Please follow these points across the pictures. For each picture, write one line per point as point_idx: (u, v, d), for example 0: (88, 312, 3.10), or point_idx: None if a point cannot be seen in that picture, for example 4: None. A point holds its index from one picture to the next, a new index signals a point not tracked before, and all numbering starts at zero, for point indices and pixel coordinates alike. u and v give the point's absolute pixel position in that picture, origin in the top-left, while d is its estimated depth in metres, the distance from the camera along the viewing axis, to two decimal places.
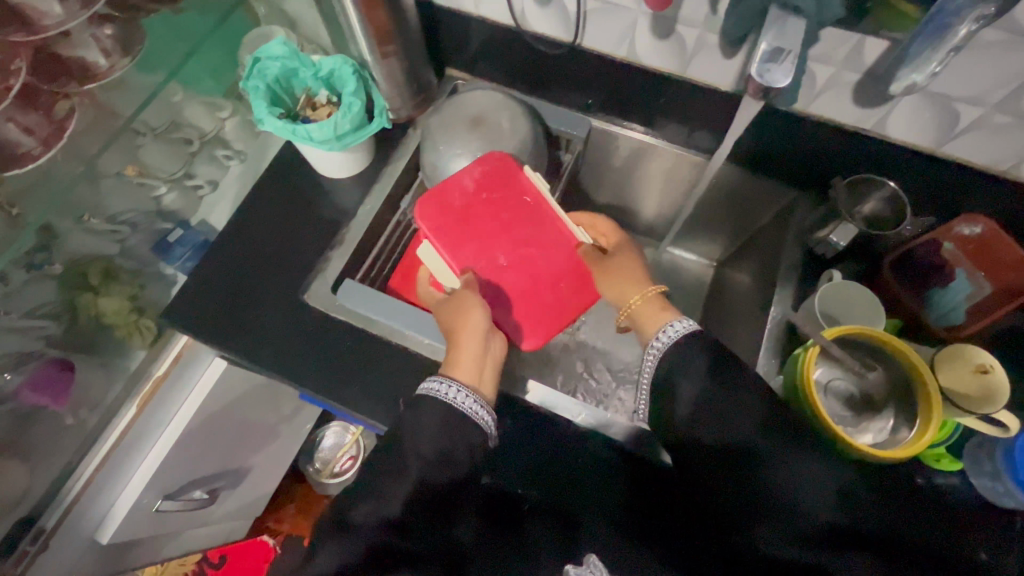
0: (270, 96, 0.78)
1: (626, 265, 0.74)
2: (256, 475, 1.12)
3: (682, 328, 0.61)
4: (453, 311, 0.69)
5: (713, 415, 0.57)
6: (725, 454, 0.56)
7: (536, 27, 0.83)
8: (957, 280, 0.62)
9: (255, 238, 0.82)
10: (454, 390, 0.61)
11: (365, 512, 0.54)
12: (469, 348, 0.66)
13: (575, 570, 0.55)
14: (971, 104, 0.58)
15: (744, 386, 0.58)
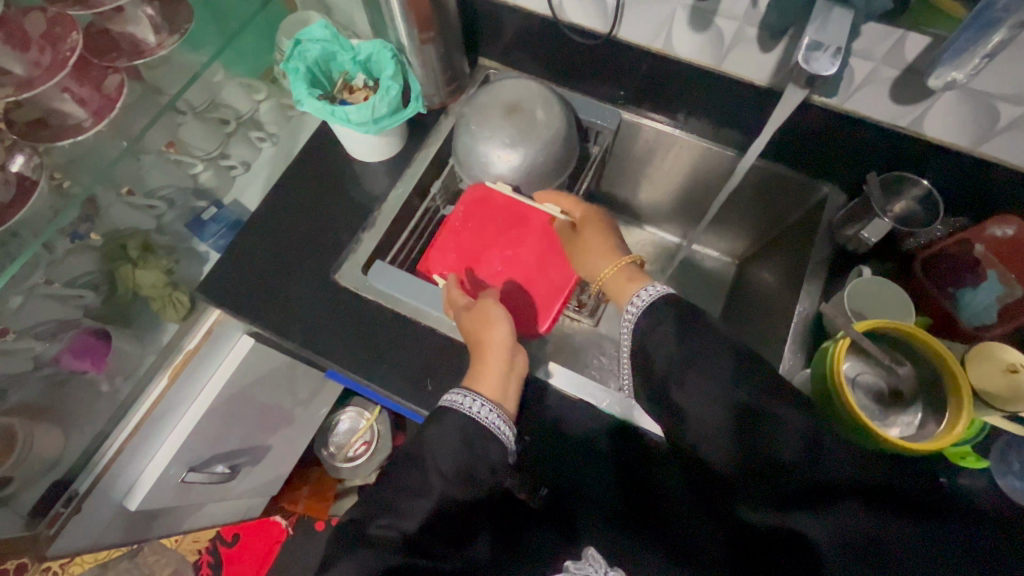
0: (310, 79, 0.76)
1: (596, 237, 0.72)
2: (257, 455, 1.11)
3: (650, 294, 0.60)
4: (476, 322, 0.66)
5: (685, 375, 0.54)
6: (700, 417, 0.53)
7: (573, 17, 0.78)
8: (986, 282, 0.67)
9: (284, 218, 0.82)
10: (474, 402, 0.59)
11: (380, 524, 0.51)
12: (493, 362, 0.63)
13: (575, 565, 0.54)
14: (1011, 102, 0.59)
15: (709, 342, 0.55)
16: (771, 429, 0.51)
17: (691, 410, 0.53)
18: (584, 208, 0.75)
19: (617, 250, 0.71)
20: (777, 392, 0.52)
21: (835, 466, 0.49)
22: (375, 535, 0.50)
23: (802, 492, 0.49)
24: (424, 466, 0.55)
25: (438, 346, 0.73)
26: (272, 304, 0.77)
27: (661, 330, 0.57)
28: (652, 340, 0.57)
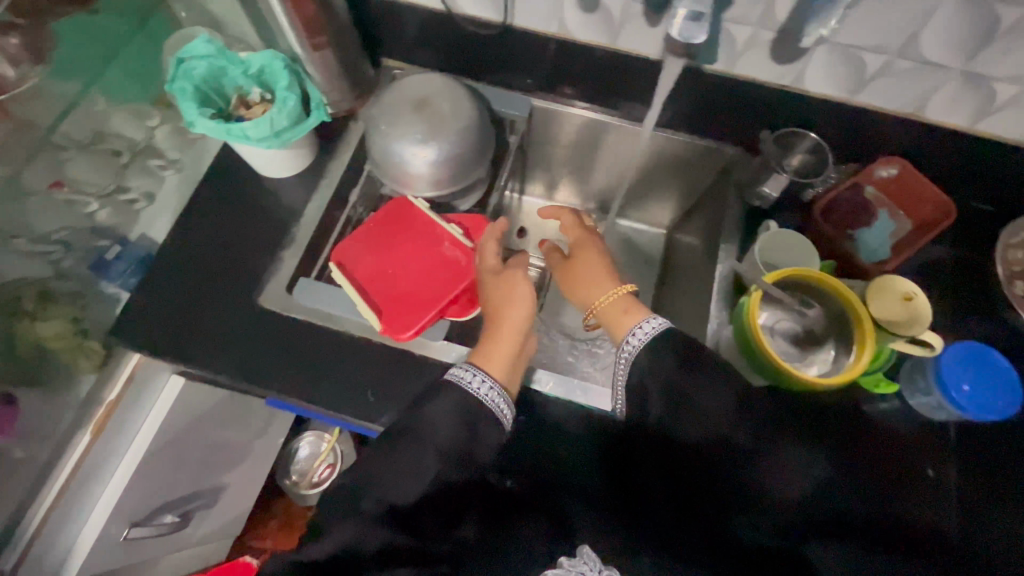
0: (201, 98, 0.73)
1: (592, 263, 0.70)
2: (223, 475, 1.07)
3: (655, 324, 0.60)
4: (495, 289, 0.66)
5: (696, 406, 0.55)
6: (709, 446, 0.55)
7: (467, 10, 0.78)
8: (879, 220, 0.72)
9: (196, 247, 0.78)
10: (483, 384, 0.58)
11: (375, 501, 0.51)
12: (504, 346, 0.62)
13: (568, 562, 0.48)
14: (875, 53, 0.63)
15: (718, 379, 0.56)
16: (772, 467, 0.53)
17: (703, 441, 0.55)
18: (579, 233, 0.73)
19: (615, 279, 0.68)
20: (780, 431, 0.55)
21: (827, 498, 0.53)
22: (369, 511, 0.50)
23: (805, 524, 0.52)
24: (425, 443, 0.54)
25: (377, 356, 0.72)
26: (196, 338, 0.73)
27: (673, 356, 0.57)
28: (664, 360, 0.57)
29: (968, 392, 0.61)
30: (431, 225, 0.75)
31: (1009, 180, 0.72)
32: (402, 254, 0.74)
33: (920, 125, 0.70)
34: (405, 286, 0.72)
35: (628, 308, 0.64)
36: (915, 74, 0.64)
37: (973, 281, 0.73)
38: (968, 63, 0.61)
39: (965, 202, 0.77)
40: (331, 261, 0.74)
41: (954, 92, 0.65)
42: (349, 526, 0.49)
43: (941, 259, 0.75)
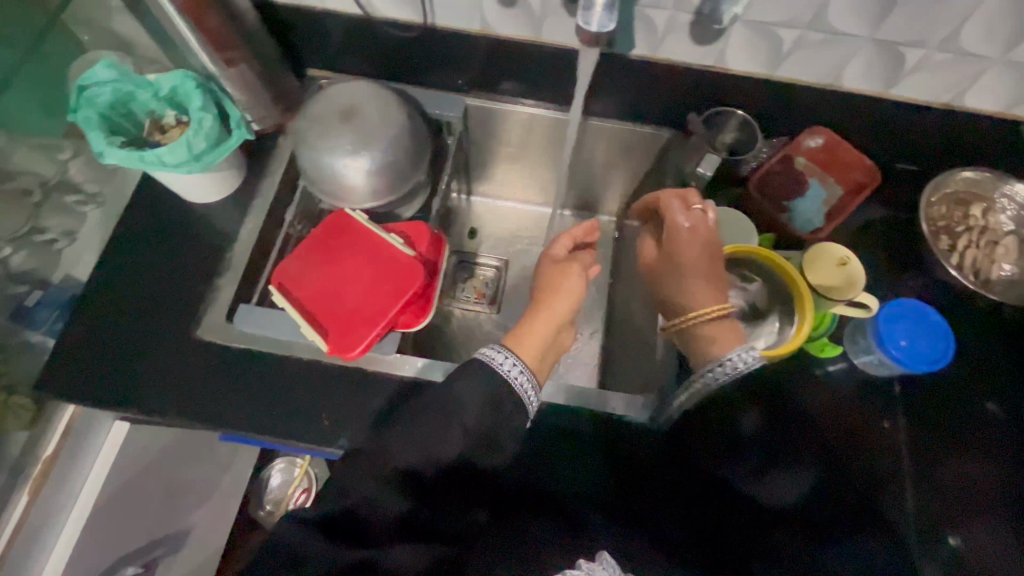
0: (110, 126, 0.69)
1: (686, 276, 0.66)
2: (205, 493, 1.01)
3: (743, 360, 0.59)
4: (552, 273, 0.67)
5: (771, 471, 0.60)
6: (769, 510, 0.58)
7: (385, 13, 0.76)
8: (812, 189, 0.74)
9: (123, 284, 0.74)
10: (511, 365, 0.55)
11: (394, 467, 0.51)
12: (538, 331, 0.61)
13: (588, 565, 0.48)
14: (788, 27, 0.65)
15: (798, 439, 0.64)
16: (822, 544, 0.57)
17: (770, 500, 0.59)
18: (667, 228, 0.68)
19: (715, 293, 0.64)
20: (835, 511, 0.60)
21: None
22: (389, 477, 0.51)
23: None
24: (450, 418, 0.52)
25: (329, 376, 0.69)
26: (132, 378, 0.69)
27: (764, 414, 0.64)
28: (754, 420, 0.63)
29: (906, 347, 0.63)
30: (371, 237, 0.73)
31: (926, 139, 0.76)
32: (345, 268, 0.72)
33: (839, 94, 0.72)
34: (350, 302, 0.69)
35: (715, 337, 0.63)
36: (829, 46, 0.66)
37: (903, 239, 0.76)
38: (876, 31, 0.63)
39: (890, 164, 0.80)
40: (272, 283, 0.71)
41: (867, 60, 0.67)
42: (365, 496, 0.50)
43: (873, 221, 0.78)
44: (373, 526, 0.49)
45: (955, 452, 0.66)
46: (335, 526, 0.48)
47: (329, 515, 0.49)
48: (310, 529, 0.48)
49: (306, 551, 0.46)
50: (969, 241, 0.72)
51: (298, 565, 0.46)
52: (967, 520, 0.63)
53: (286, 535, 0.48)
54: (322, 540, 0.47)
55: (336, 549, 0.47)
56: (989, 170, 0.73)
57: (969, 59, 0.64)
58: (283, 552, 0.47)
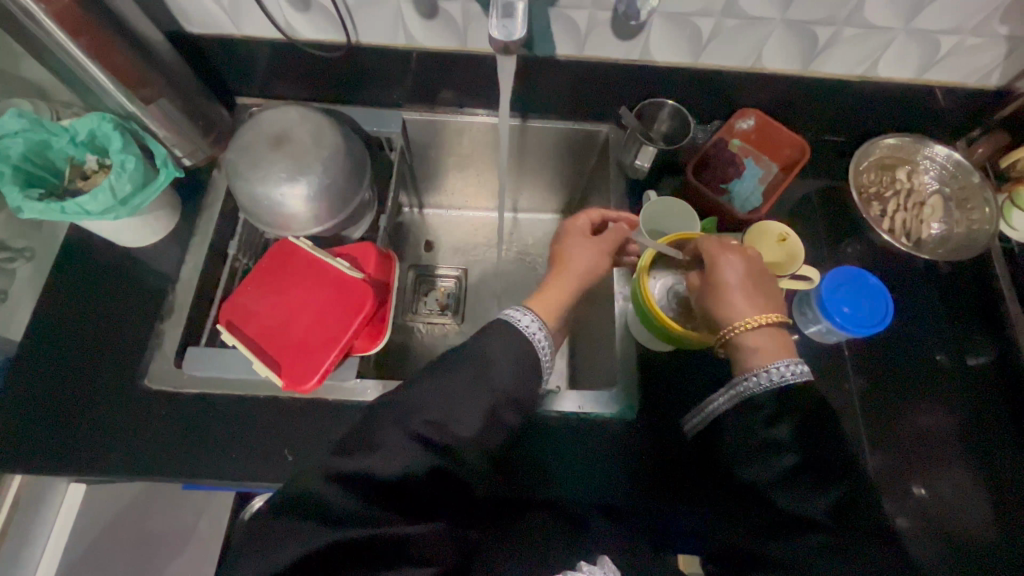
0: (25, 179, 0.65)
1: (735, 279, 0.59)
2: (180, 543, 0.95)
3: (789, 373, 0.52)
4: (571, 248, 0.66)
5: (793, 487, 0.48)
6: (784, 529, 0.47)
7: (307, 36, 0.75)
8: (748, 169, 0.76)
9: (59, 341, 0.70)
10: (535, 325, 0.56)
11: (423, 421, 0.48)
12: (554, 290, 0.62)
13: (588, 567, 0.43)
14: (704, 16, 0.66)
15: (832, 450, 0.49)
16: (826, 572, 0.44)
17: (784, 518, 0.48)
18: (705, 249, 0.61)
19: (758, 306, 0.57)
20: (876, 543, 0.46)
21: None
22: (422, 435, 0.48)
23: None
24: (479, 376, 0.51)
25: (289, 411, 0.67)
26: (78, 440, 0.65)
27: (791, 422, 0.51)
28: (776, 428, 0.51)
29: (849, 313, 0.66)
30: (319, 265, 0.71)
31: (849, 110, 0.79)
32: (294, 299, 0.70)
33: (763, 75, 0.74)
34: (301, 332, 0.68)
35: (760, 348, 0.55)
36: (746, 30, 0.68)
37: (837, 208, 0.79)
38: (786, 13, 0.65)
39: (819, 138, 0.83)
40: (220, 322, 0.69)
41: (782, 41, 0.69)
42: (399, 459, 0.46)
43: (809, 193, 0.80)
44: (404, 487, 0.46)
45: (910, 406, 0.69)
46: (367, 483, 0.45)
47: (357, 471, 0.45)
48: (339, 487, 0.44)
49: (337, 508, 0.43)
50: (899, 205, 0.75)
51: (323, 522, 0.42)
52: (931, 471, 0.66)
53: (309, 491, 0.44)
54: (352, 497, 0.44)
55: (365, 509, 0.44)
56: (908, 134, 0.76)
57: (878, 31, 0.67)
58: (309, 508, 0.43)
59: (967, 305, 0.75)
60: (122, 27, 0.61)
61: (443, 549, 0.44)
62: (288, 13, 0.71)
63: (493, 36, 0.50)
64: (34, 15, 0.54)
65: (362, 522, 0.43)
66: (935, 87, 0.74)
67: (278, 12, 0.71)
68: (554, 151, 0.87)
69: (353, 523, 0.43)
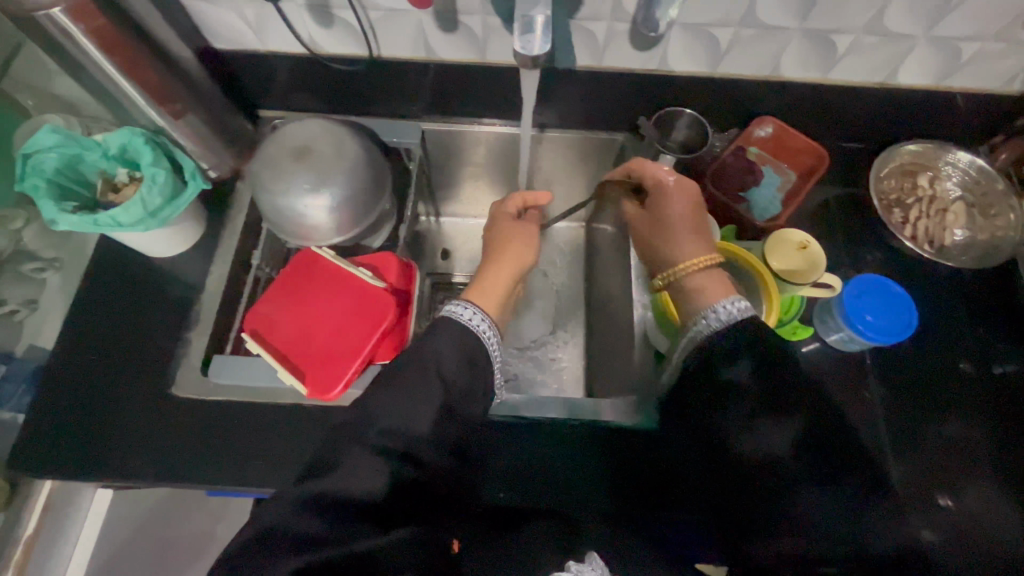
0: (59, 192, 0.67)
1: (681, 228, 0.65)
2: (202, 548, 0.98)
3: (730, 312, 0.56)
4: (502, 231, 0.72)
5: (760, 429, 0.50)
6: (760, 472, 0.49)
7: (330, 50, 0.76)
8: (766, 177, 0.76)
9: (89, 349, 0.72)
10: (472, 313, 0.59)
11: (379, 433, 0.50)
12: (496, 285, 0.66)
13: (577, 567, 0.44)
14: (722, 27, 0.67)
15: (789, 383, 0.51)
16: (803, 503, 0.48)
17: (754, 463, 0.50)
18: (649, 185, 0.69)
19: (698, 244, 0.64)
20: (842, 460, 0.49)
21: (858, 541, 0.47)
22: (378, 445, 0.49)
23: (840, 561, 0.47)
24: (428, 370, 0.53)
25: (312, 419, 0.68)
26: (107, 447, 0.67)
27: (752, 362, 0.52)
28: (736, 369, 0.52)
29: (871, 321, 0.65)
30: (340, 272, 0.72)
31: (868, 117, 0.78)
32: (316, 308, 0.71)
33: (781, 83, 0.74)
34: (323, 341, 0.69)
35: (701, 287, 0.60)
36: (764, 39, 0.68)
37: (857, 214, 0.79)
38: (805, 22, 0.65)
39: (837, 145, 0.82)
40: (245, 331, 0.70)
41: (800, 50, 0.69)
42: (359, 477, 0.47)
43: (828, 200, 0.80)
44: (364, 504, 0.46)
45: (934, 416, 0.68)
46: (324, 503, 0.45)
47: (311, 494, 0.45)
48: (300, 513, 0.44)
49: (296, 534, 0.43)
50: (921, 211, 0.74)
51: (298, 547, 0.42)
52: (957, 482, 0.65)
53: (273, 522, 0.44)
54: (312, 520, 0.44)
55: (326, 531, 0.43)
56: (930, 141, 0.76)
57: (897, 39, 0.67)
58: (274, 540, 0.43)
59: (991, 313, 0.74)
60: (154, 44, 0.63)
61: (407, 547, 0.44)
62: (312, 29, 0.72)
63: (515, 51, 0.53)
64: (73, 36, 0.56)
65: (323, 543, 0.43)
66: (957, 93, 0.74)
67: (303, 28, 0.72)
68: (570, 160, 0.87)
69: (313, 548, 0.42)
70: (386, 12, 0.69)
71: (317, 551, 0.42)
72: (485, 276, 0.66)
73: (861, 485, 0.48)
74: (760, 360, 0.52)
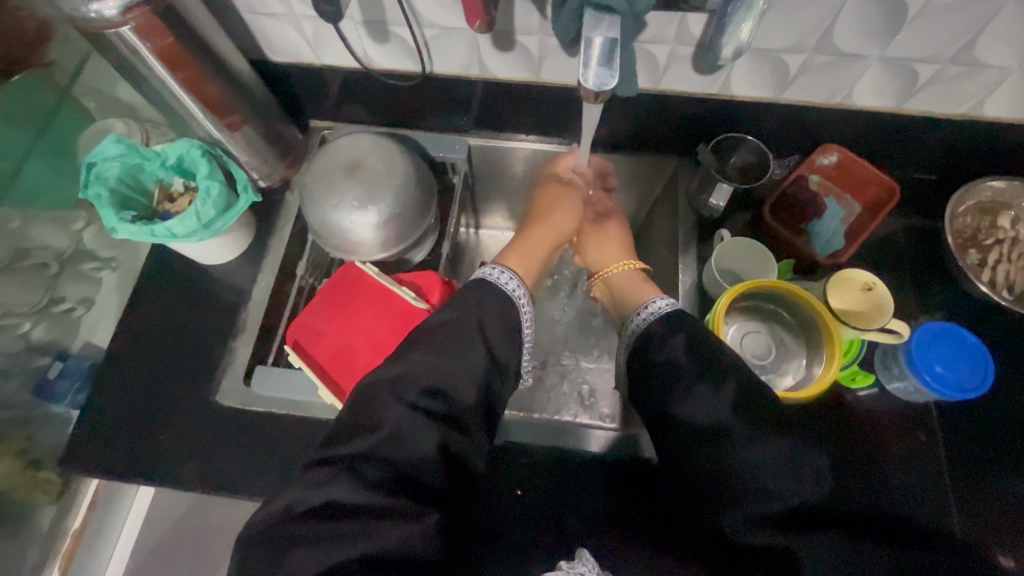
0: (120, 200, 0.69)
1: (606, 243, 0.80)
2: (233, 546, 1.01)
3: (665, 304, 0.63)
4: (547, 201, 0.79)
5: (699, 397, 0.54)
6: (705, 438, 0.52)
7: (382, 65, 0.76)
8: (829, 209, 0.72)
9: (139, 351, 0.74)
10: (511, 280, 0.65)
11: (419, 392, 0.54)
12: (531, 253, 0.75)
13: (568, 564, 0.46)
14: (793, 52, 0.63)
15: (722, 354, 0.56)
16: (751, 459, 0.50)
17: (699, 429, 0.53)
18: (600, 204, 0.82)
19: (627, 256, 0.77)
20: (776, 413, 0.53)
21: (803, 489, 0.49)
22: (420, 404, 0.53)
23: (791, 509, 0.49)
24: (474, 337, 0.57)
25: None
26: (154, 450, 0.68)
27: (685, 341, 0.58)
28: (670, 349, 0.58)
29: (940, 373, 0.61)
30: (379, 287, 0.73)
31: (945, 149, 0.73)
32: (357, 322, 0.71)
33: (852, 112, 0.70)
34: (362, 360, 0.69)
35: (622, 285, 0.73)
36: (837, 66, 0.64)
37: (925, 252, 0.74)
38: (886, 50, 0.61)
39: (908, 176, 0.77)
40: (287, 342, 0.71)
41: (877, 78, 0.65)
42: (406, 444, 0.51)
43: (894, 235, 0.75)
44: (406, 474, 0.50)
45: (996, 471, 0.63)
46: (370, 471, 0.49)
47: (352, 458, 0.50)
48: (346, 480, 0.48)
49: (349, 505, 0.46)
50: (1001, 255, 0.69)
51: (332, 512, 0.46)
52: (1016, 540, 0.60)
53: (324, 493, 0.47)
54: (357, 489, 0.47)
55: (374, 500, 0.47)
56: (1016, 178, 0.70)
57: (988, 70, 0.62)
58: (327, 510, 0.46)
59: None
60: (215, 59, 0.64)
61: (433, 535, 0.47)
62: (367, 44, 0.72)
63: (585, 86, 0.50)
64: (139, 52, 0.57)
65: (375, 514, 0.46)
66: None
67: (359, 44, 0.72)
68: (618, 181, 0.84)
69: (364, 515, 0.46)
70: (443, 30, 0.69)
71: (367, 516, 0.46)
72: (525, 241, 0.76)
73: (797, 430, 0.52)
74: (689, 338, 0.58)
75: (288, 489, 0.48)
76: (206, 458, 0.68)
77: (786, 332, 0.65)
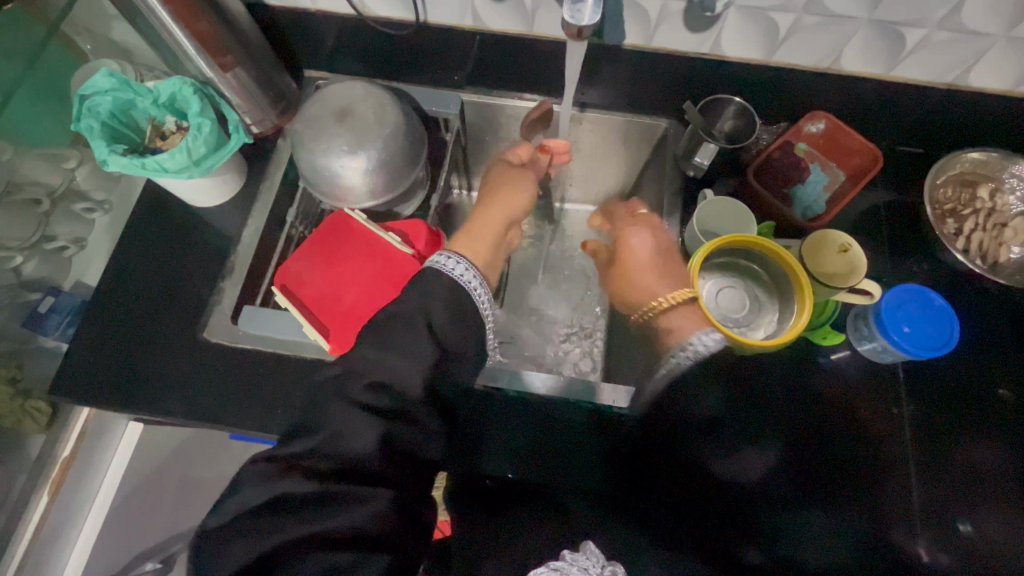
0: (112, 134, 0.70)
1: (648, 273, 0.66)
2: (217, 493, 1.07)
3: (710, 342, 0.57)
4: (500, 179, 0.75)
5: (694, 399, 0.56)
6: (699, 439, 0.56)
7: (377, 11, 0.76)
8: (812, 175, 0.72)
9: (128, 286, 0.75)
10: (461, 264, 0.60)
11: (366, 386, 0.51)
12: (482, 233, 0.69)
13: (570, 556, 0.49)
14: (784, 11, 0.64)
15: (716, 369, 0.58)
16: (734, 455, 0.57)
17: (694, 429, 0.56)
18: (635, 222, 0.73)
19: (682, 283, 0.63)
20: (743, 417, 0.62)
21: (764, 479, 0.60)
22: (361, 398, 0.50)
23: (756, 493, 0.60)
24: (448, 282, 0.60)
25: None
26: (142, 382, 0.70)
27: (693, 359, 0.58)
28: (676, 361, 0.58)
29: (908, 333, 0.63)
30: (367, 235, 0.74)
31: (930, 120, 0.74)
32: (344, 266, 0.73)
33: (838, 76, 0.71)
34: (349, 301, 0.71)
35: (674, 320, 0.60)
36: (825, 28, 0.65)
37: (906, 222, 0.75)
38: (873, 12, 0.62)
39: (893, 148, 0.78)
40: (274, 285, 0.72)
41: (864, 41, 0.66)
42: (350, 440, 0.48)
43: (877, 206, 0.76)
44: (346, 467, 0.47)
45: (964, 433, 0.66)
46: (320, 467, 0.46)
47: (299, 455, 0.47)
48: (293, 475, 0.46)
49: (290, 502, 0.44)
50: (977, 224, 0.70)
51: (274, 512, 0.44)
52: (977, 508, 0.63)
53: (333, 440, 0.48)
54: (304, 484, 0.45)
55: (326, 488, 0.45)
56: (996, 150, 0.70)
57: (973, 37, 0.62)
58: (276, 504, 0.44)
59: None
60: None
61: (388, 512, 0.46)
62: None
63: (563, 20, 0.51)
64: None
65: (317, 505, 0.44)
66: None
67: None
68: (608, 145, 0.85)
69: (311, 507, 0.44)
70: None
71: (310, 516, 0.43)
72: (474, 224, 0.69)
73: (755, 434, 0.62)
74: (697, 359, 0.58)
75: (238, 489, 0.46)
76: (190, 391, 0.70)
77: (760, 288, 0.67)
